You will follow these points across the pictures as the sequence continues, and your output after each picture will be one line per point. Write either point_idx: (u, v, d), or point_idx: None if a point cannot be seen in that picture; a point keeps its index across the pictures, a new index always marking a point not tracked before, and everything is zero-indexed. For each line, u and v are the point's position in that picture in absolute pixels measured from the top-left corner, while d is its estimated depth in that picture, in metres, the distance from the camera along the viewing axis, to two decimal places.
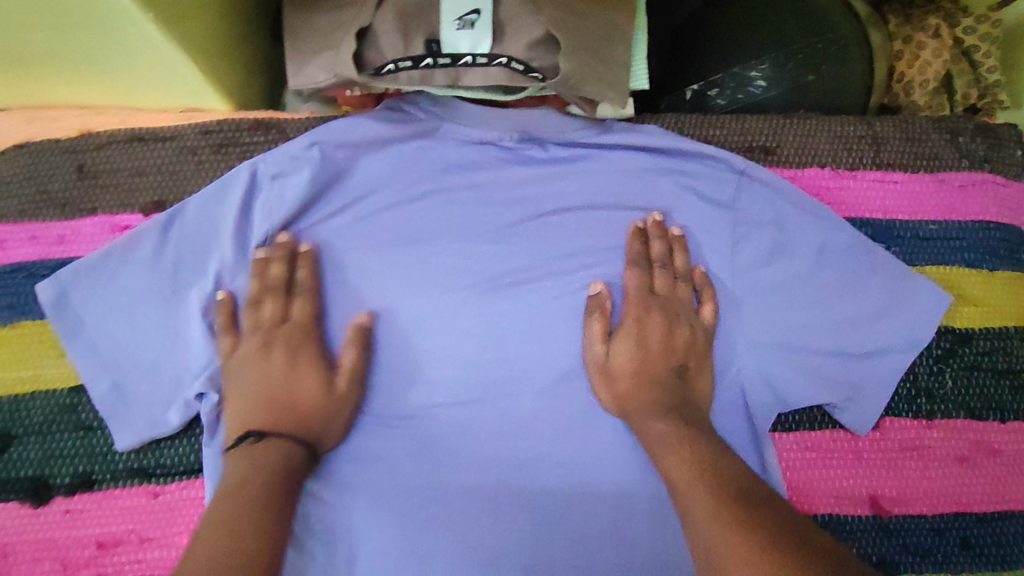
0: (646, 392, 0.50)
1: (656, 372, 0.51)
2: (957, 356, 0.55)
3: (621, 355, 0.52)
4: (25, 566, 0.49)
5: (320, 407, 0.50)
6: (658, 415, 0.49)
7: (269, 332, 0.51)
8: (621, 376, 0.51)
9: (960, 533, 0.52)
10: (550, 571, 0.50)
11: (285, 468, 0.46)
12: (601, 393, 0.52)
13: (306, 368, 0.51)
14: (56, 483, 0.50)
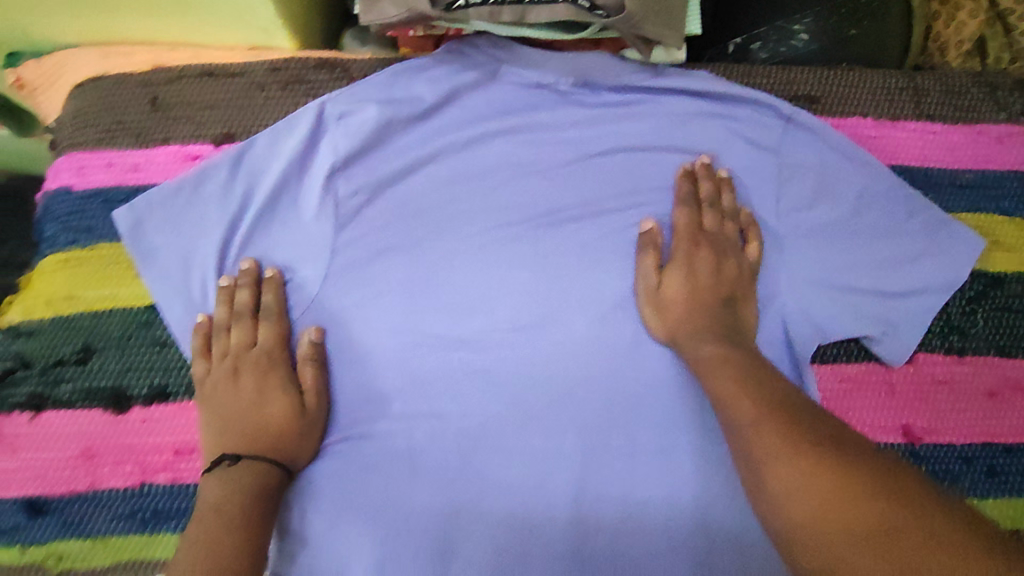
0: (695, 322, 0.53)
1: (708, 301, 0.53)
2: (989, 298, 0.57)
3: (674, 281, 0.54)
4: (106, 468, 0.52)
5: (292, 427, 0.51)
6: (710, 340, 0.51)
7: (234, 357, 0.53)
8: (672, 304, 0.54)
9: (988, 462, 0.55)
10: (598, 483, 0.54)
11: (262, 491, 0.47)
12: (653, 322, 0.54)
13: (274, 389, 0.52)
14: (134, 394, 0.53)
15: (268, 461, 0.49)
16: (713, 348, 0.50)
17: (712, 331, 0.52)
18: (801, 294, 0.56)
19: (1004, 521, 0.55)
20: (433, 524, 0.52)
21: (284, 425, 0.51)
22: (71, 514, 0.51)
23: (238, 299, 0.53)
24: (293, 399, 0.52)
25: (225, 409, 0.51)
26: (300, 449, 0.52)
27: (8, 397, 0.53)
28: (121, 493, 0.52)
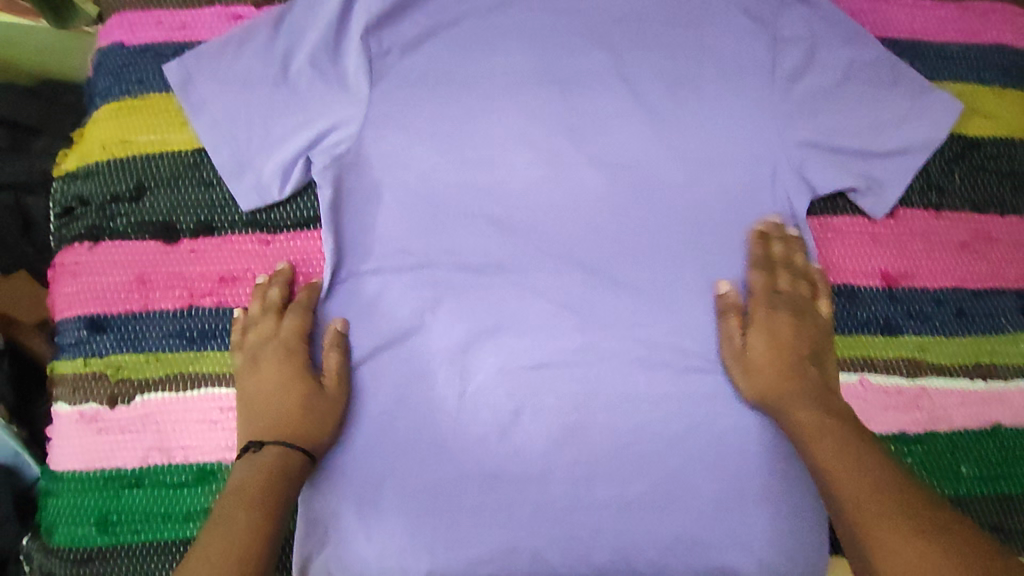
0: (783, 379, 0.56)
1: (790, 358, 0.56)
2: (967, 159, 0.62)
3: (761, 339, 0.57)
4: (158, 293, 0.57)
5: (311, 412, 0.53)
6: (795, 397, 0.55)
7: (256, 348, 0.55)
8: (759, 367, 0.56)
9: (956, 304, 0.61)
10: (604, 322, 0.59)
11: (282, 473, 0.50)
12: (741, 383, 0.57)
13: (294, 377, 0.54)
14: (182, 228, 0.58)
15: (293, 445, 0.51)
16: (802, 411, 0.54)
17: (799, 393, 0.55)
18: (791, 156, 0.60)
19: (969, 356, 0.60)
20: (452, 353, 0.58)
21: (302, 408, 0.53)
22: (128, 332, 0.57)
23: (270, 295, 0.56)
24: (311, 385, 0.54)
25: (253, 397, 0.54)
26: (321, 431, 0.54)
27: (69, 231, 0.59)
28: (172, 315, 0.57)
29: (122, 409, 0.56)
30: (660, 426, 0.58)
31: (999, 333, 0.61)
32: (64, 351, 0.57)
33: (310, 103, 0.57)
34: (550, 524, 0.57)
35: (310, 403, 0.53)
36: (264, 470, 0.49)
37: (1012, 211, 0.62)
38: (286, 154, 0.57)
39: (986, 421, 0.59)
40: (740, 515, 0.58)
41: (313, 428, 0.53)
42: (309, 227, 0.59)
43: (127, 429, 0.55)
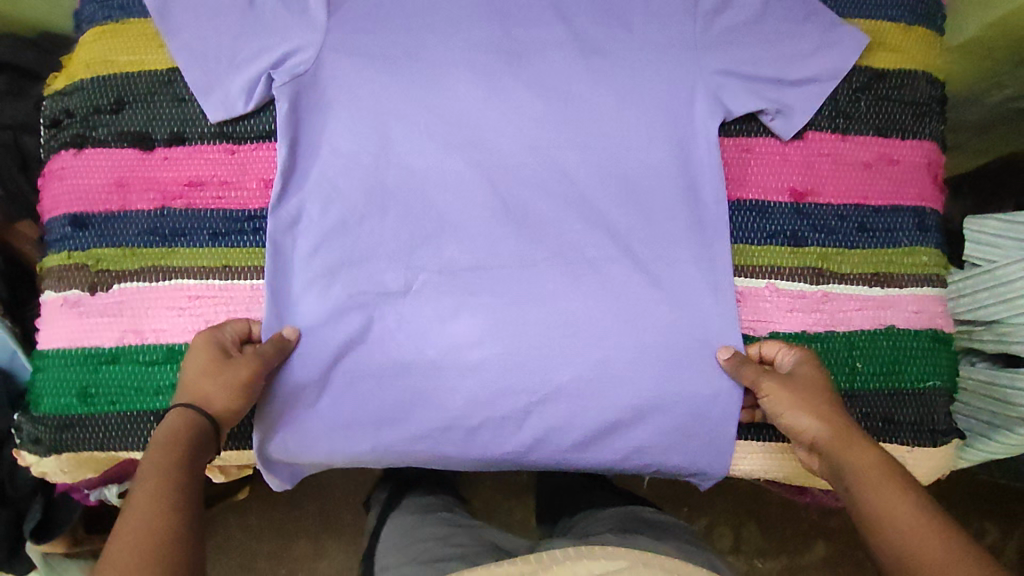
0: (827, 405, 0.57)
1: (834, 401, 0.58)
2: (872, 88, 0.68)
3: (809, 367, 0.60)
4: (135, 195, 0.64)
5: (208, 372, 0.57)
6: (852, 426, 0.56)
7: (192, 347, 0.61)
8: (807, 390, 0.58)
9: (859, 219, 0.67)
10: (535, 230, 0.65)
11: (180, 434, 0.53)
12: (779, 394, 0.58)
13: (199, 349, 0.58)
14: (157, 138, 0.65)
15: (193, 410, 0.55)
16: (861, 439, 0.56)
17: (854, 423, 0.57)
18: (709, 82, 0.65)
19: (868, 267, 0.66)
20: (398, 251, 0.64)
21: (208, 370, 0.57)
22: (107, 229, 0.63)
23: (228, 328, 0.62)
24: (222, 355, 0.58)
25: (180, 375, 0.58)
26: (223, 396, 0.56)
27: (57, 140, 0.65)
28: (147, 215, 0.64)
29: (101, 295, 0.63)
30: (581, 323, 0.64)
31: (896, 247, 0.67)
32: (51, 246, 0.64)
33: (274, 28, 0.63)
34: (483, 404, 0.63)
35: (219, 366, 0.57)
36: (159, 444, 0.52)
37: (912, 137, 0.68)
38: (251, 73, 0.63)
39: (881, 323, 0.65)
40: (652, 404, 0.64)
41: (210, 389, 0.56)
42: (270, 139, 0.65)
43: (105, 313, 0.62)
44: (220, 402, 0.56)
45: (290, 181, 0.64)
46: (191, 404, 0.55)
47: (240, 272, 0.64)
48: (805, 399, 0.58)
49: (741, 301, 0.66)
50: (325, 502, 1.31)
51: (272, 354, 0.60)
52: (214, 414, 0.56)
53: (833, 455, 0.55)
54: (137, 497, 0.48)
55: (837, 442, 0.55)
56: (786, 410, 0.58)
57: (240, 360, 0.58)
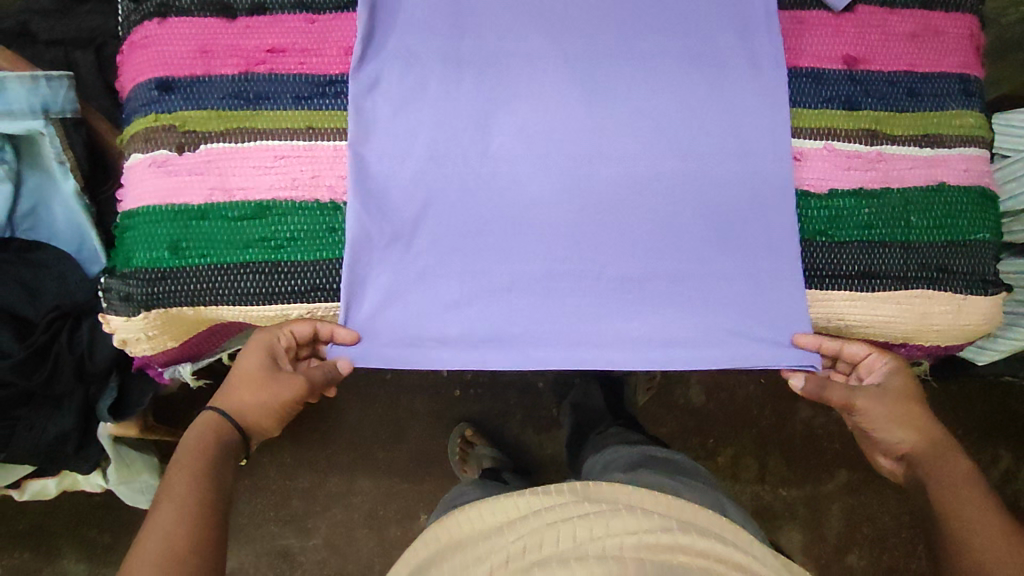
0: (920, 423, 0.64)
1: (925, 417, 0.65)
2: None
3: (901, 380, 0.66)
4: (219, 61, 0.66)
5: (256, 390, 0.63)
6: (941, 438, 0.64)
7: (255, 337, 0.65)
8: (903, 405, 0.65)
9: (908, 86, 0.70)
10: (602, 95, 0.67)
11: (208, 439, 0.61)
12: (882, 405, 0.64)
13: (257, 359, 0.64)
14: (239, 8, 0.67)
15: (228, 416, 0.63)
16: (949, 450, 0.64)
17: (944, 436, 0.65)
18: None
19: (918, 129, 0.70)
20: (473, 119, 0.67)
21: (252, 382, 0.63)
22: (192, 93, 0.65)
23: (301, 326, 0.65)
24: (269, 367, 0.64)
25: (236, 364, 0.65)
26: (253, 409, 0.63)
27: (139, 12, 0.67)
28: (230, 79, 0.66)
29: (188, 155, 0.64)
30: (649, 183, 0.68)
31: (944, 110, 0.70)
32: (137, 111, 0.66)
33: None
34: (560, 262, 0.67)
35: (262, 382, 0.63)
36: (186, 448, 0.60)
37: (954, 9, 0.71)
38: None
39: (933, 181, 0.69)
40: (717, 263, 0.68)
41: (249, 401, 0.63)
42: (346, 11, 0.68)
43: (192, 171, 0.64)
44: (249, 413, 0.63)
45: (368, 48, 0.66)
46: (228, 413, 0.63)
47: (320, 133, 0.66)
48: (898, 415, 0.64)
49: (800, 160, 0.68)
50: (358, 436, 1.27)
51: (319, 381, 0.66)
52: (243, 422, 0.63)
53: (924, 468, 0.63)
54: (166, 500, 0.55)
55: (926, 455, 0.64)
56: (881, 424, 0.65)
57: (286, 378, 0.63)
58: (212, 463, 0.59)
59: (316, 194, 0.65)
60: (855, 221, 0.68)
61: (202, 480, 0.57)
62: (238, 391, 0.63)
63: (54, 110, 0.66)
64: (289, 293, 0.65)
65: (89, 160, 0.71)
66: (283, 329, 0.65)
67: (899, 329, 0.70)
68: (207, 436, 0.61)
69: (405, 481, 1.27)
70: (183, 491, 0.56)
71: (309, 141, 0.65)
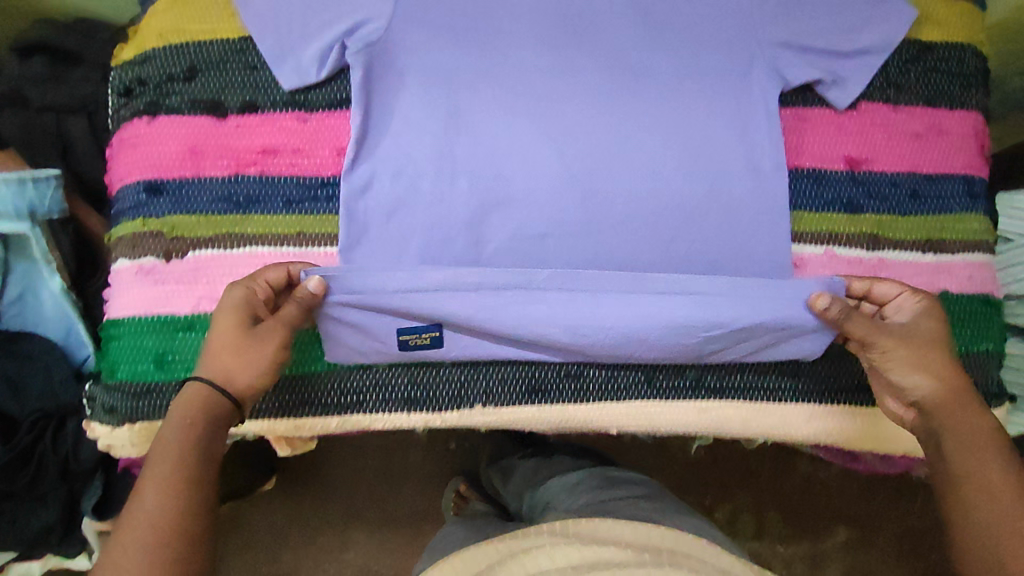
0: (947, 372, 0.59)
1: (950, 359, 0.59)
2: (922, 60, 0.70)
3: (929, 321, 0.60)
4: (208, 162, 0.64)
5: (236, 349, 0.55)
6: (962, 386, 0.58)
7: (226, 290, 0.57)
8: (925, 349, 0.59)
9: (911, 187, 0.69)
10: (599, 193, 0.66)
11: (196, 418, 0.53)
12: (904, 348, 0.59)
13: (229, 315, 0.55)
14: (229, 106, 0.65)
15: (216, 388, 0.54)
16: (966, 402, 0.58)
17: (965, 385, 0.59)
18: (766, 55, 0.68)
19: (921, 233, 0.68)
20: (469, 219, 0.65)
21: (233, 339, 0.55)
22: (180, 196, 0.63)
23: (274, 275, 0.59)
24: (247, 321, 0.56)
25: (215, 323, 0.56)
26: (242, 373, 0.55)
27: (128, 109, 0.66)
28: (220, 181, 0.64)
29: (175, 263, 0.63)
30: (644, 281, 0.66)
31: (947, 214, 0.69)
32: (124, 214, 0.64)
33: (349, 7, 0.65)
34: None
35: (243, 337, 0.55)
36: (172, 424, 0.53)
37: (960, 107, 0.70)
38: (323, 41, 0.65)
39: (935, 288, 0.68)
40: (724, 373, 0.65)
41: (235, 363, 0.55)
42: (340, 108, 0.66)
43: (181, 280, 0.63)
44: (242, 380, 0.55)
45: (361, 149, 0.65)
46: (215, 384, 0.54)
47: (315, 239, 0.65)
48: (915, 358, 0.58)
49: (800, 267, 0.67)
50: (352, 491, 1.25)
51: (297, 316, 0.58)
52: (235, 393, 0.55)
53: (939, 418, 0.57)
54: (145, 505, 0.49)
55: (942, 405, 0.58)
56: (898, 365, 0.59)
57: (265, 334, 0.56)
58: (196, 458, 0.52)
59: None
60: None
61: (186, 481, 0.51)
62: (218, 357, 0.55)
63: (41, 210, 0.64)
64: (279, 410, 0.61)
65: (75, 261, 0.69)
66: (259, 279, 0.58)
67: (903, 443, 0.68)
68: (193, 408, 0.53)
69: (380, 522, 1.19)
70: (167, 489, 0.50)
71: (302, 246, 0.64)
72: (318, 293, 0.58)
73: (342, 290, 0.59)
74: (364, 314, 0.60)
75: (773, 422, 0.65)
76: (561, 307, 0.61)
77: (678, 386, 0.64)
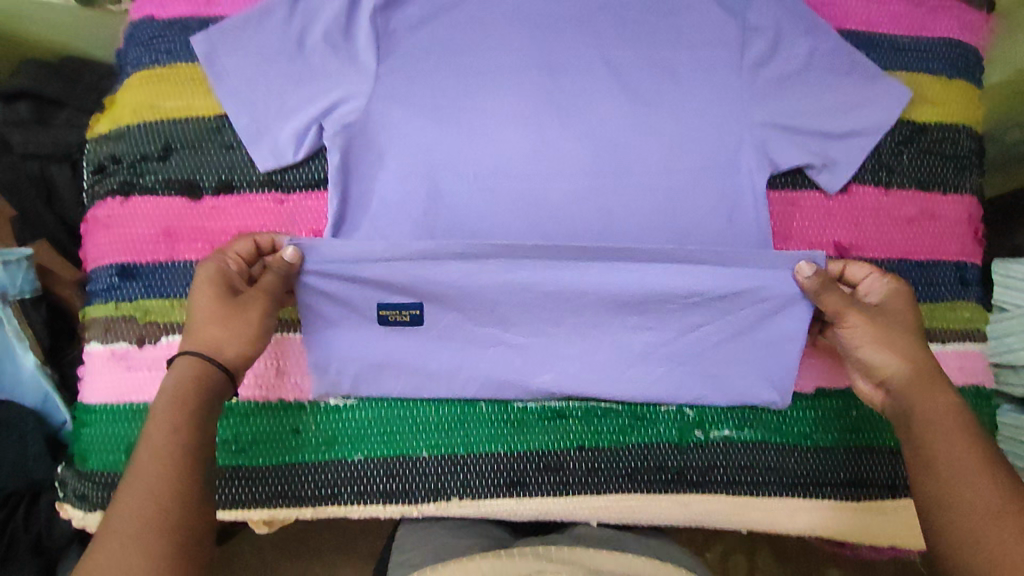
0: (918, 350, 0.55)
1: (919, 338, 0.57)
2: (915, 142, 0.69)
3: (899, 300, 0.58)
4: (182, 244, 0.63)
5: (218, 318, 0.52)
6: (936, 366, 0.55)
7: (200, 264, 0.54)
8: (896, 329, 0.56)
9: (903, 274, 0.67)
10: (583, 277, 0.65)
11: (184, 389, 0.49)
12: (874, 326, 0.56)
13: (207, 283, 0.53)
14: (204, 186, 0.64)
15: (201, 355, 0.51)
16: (941, 382, 0.54)
17: (936, 364, 0.56)
18: (755, 135, 0.67)
19: None
20: None
21: (214, 309, 0.52)
22: (153, 280, 0.63)
23: (244, 243, 0.57)
24: (227, 291, 0.53)
25: (195, 293, 0.53)
26: (229, 343, 0.53)
27: (102, 186, 0.65)
28: (194, 265, 0.63)
29: (149, 348, 0.62)
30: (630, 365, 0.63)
31: (940, 302, 0.67)
32: (96, 296, 0.63)
33: (327, 87, 0.64)
34: None
35: (225, 307, 0.53)
36: (162, 399, 0.49)
37: (954, 191, 0.69)
38: (300, 121, 0.64)
39: None
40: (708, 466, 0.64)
41: (223, 334, 0.52)
42: (318, 188, 0.66)
43: (154, 366, 0.61)
44: (233, 351, 0.52)
45: (340, 232, 0.64)
46: (202, 352, 0.51)
47: (290, 324, 0.63)
48: (891, 336, 0.56)
49: None
50: None
51: (277, 285, 0.56)
52: (223, 362, 0.52)
53: (907, 399, 0.54)
54: (139, 469, 0.46)
55: (914, 385, 0.54)
56: (870, 344, 0.56)
57: (248, 302, 0.54)
58: (195, 425, 0.48)
59: (282, 393, 0.62)
60: (840, 423, 0.64)
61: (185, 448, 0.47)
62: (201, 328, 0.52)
63: (13, 291, 0.66)
64: (252, 501, 0.60)
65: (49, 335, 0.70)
66: (229, 252, 0.56)
67: (898, 542, 0.64)
68: (186, 383, 0.50)
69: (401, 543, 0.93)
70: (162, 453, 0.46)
71: (280, 333, 0.63)
72: (293, 263, 0.56)
73: (322, 266, 0.58)
74: (341, 286, 0.59)
75: (759, 518, 0.63)
76: (541, 287, 0.60)
77: (659, 480, 0.63)
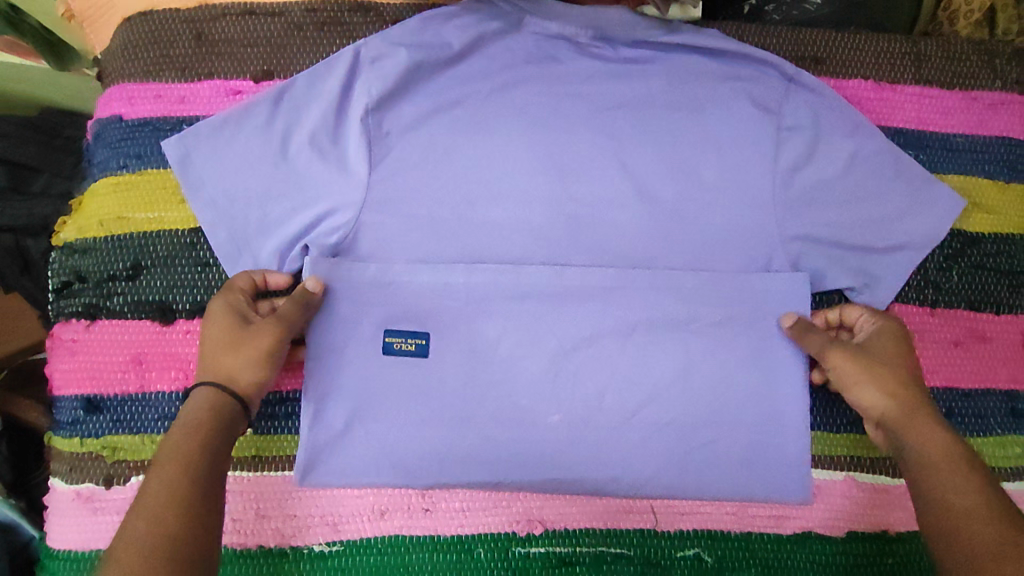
0: (906, 385, 0.53)
1: (907, 374, 0.54)
2: (966, 256, 0.62)
3: (886, 338, 0.56)
4: (153, 373, 0.58)
5: (230, 346, 0.53)
6: (920, 400, 0.53)
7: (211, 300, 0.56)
8: (877, 365, 0.54)
9: (949, 404, 0.61)
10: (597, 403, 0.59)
11: (202, 419, 0.49)
12: (853, 364, 0.55)
13: (217, 316, 0.54)
14: (178, 308, 0.58)
15: (219, 386, 0.51)
16: (926, 414, 0.52)
17: (925, 399, 0.53)
18: (789, 251, 0.60)
19: None
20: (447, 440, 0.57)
21: (225, 339, 0.53)
22: (122, 413, 0.57)
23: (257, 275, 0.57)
24: (236, 322, 0.54)
25: (209, 326, 0.54)
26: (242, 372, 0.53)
27: (66, 306, 0.59)
28: (167, 397, 0.57)
29: (116, 491, 0.57)
30: (637, 501, 0.60)
31: (988, 436, 0.61)
32: (60, 428, 0.58)
33: (315, 199, 0.57)
34: None
35: (235, 337, 0.53)
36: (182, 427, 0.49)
37: (1006, 311, 0.62)
38: (285, 238, 0.58)
39: None
40: None
41: (234, 362, 0.53)
42: None
43: (121, 511, 0.57)
44: (246, 377, 0.53)
45: None
46: (217, 381, 0.52)
47: (283, 461, 0.59)
48: (872, 372, 0.54)
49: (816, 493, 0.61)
50: None
51: (293, 315, 0.54)
52: (239, 390, 0.52)
53: (894, 434, 0.52)
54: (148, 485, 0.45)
55: (894, 418, 0.52)
56: (851, 381, 0.55)
57: (257, 330, 0.54)
58: (203, 443, 0.48)
59: (263, 538, 0.58)
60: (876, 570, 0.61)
61: (187, 465, 0.46)
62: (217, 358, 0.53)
63: None
64: None
65: (11, 468, 0.68)
66: (239, 284, 0.56)
67: None
68: (200, 411, 0.50)
69: None
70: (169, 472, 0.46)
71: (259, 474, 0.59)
72: (313, 293, 0.55)
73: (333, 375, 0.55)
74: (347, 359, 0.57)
75: None
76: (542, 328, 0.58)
77: None
